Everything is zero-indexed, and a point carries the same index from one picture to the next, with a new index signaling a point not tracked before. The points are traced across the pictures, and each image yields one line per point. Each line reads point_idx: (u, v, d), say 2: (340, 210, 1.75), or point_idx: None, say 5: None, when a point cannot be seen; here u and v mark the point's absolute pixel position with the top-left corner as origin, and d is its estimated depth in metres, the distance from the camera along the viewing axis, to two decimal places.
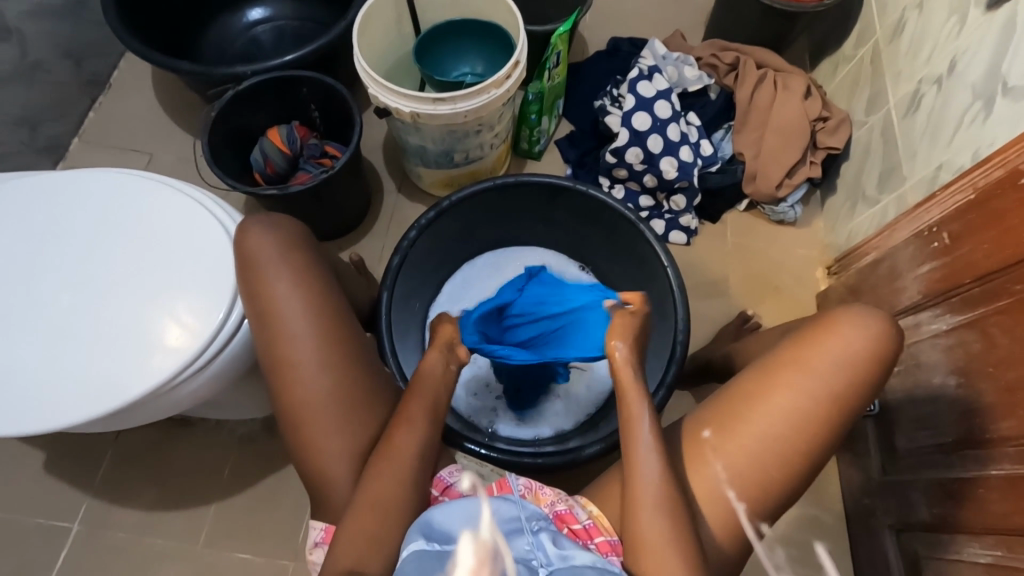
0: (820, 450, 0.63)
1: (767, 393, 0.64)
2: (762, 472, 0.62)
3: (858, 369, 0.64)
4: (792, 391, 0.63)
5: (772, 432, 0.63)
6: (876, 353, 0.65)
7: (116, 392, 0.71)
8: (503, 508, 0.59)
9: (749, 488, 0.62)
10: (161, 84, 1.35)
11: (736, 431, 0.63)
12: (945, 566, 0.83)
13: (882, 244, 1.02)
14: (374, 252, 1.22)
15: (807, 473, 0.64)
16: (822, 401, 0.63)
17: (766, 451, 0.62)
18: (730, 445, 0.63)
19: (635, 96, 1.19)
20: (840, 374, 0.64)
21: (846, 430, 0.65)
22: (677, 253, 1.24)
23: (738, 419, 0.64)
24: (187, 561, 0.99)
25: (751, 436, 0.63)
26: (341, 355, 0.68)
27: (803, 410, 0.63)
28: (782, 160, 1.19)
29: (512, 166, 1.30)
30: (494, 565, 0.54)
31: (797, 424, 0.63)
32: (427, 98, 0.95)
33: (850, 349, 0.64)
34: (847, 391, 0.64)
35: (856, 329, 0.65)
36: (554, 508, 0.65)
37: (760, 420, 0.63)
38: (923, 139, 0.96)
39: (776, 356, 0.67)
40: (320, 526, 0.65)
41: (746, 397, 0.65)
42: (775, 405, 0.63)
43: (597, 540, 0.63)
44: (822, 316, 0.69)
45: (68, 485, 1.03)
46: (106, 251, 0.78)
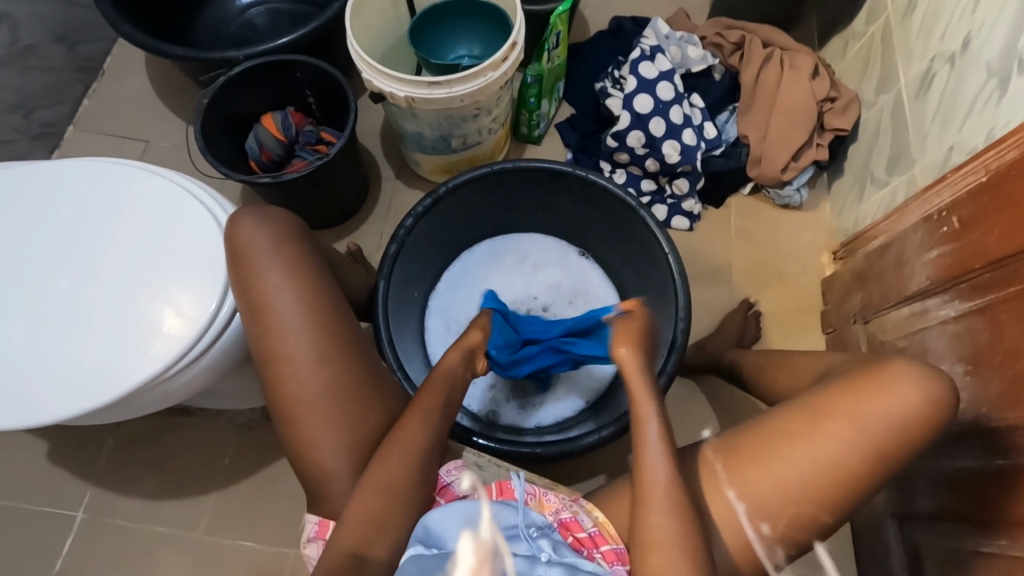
0: (846, 503, 0.61)
1: (805, 432, 0.62)
2: (785, 502, 0.61)
3: (909, 425, 0.61)
4: (830, 441, 0.61)
5: (804, 470, 0.61)
6: (930, 408, 0.62)
7: (110, 384, 0.70)
8: (503, 514, 0.61)
9: (766, 513, 0.61)
10: (155, 70, 1.33)
11: (764, 460, 0.62)
12: (948, 555, 0.82)
13: (891, 229, 0.99)
14: (372, 240, 1.21)
15: (828, 521, 0.62)
16: (860, 456, 0.60)
17: (788, 493, 0.61)
18: (756, 473, 0.62)
19: (637, 78, 1.16)
20: (888, 427, 0.61)
21: (881, 485, 0.62)
22: (680, 238, 1.21)
23: (766, 448, 0.62)
24: (189, 548, 1.00)
25: (778, 465, 0.61)
26: (334, 347, 0.67)
27: (842, 455, 0.61)
28: (788, 142, 1.16)
29: (511, 151, 1.28)
30: (494, 565, 0.56)
31: (827, 474, 0.60)
32: (422, 82, 0.93)
33: (902, 403, 0.61)
34: (893, 445, 0.61)
35: (912, 382, 0.62)
36: (558, 515, 0.65)
37: (789, 463, 0.61)
38: (935, 121, 0.93)
39: (820, 397, 0.64)
40: (315, 520, 0.65)
41: (781, 431, 0.63)
42: (813, 444, 0.61)
43: (602, 549, 0.63)
44: (876, 362, 0.66)
45: (70, 473, 1.04)
46: (97, 241, 0.78)
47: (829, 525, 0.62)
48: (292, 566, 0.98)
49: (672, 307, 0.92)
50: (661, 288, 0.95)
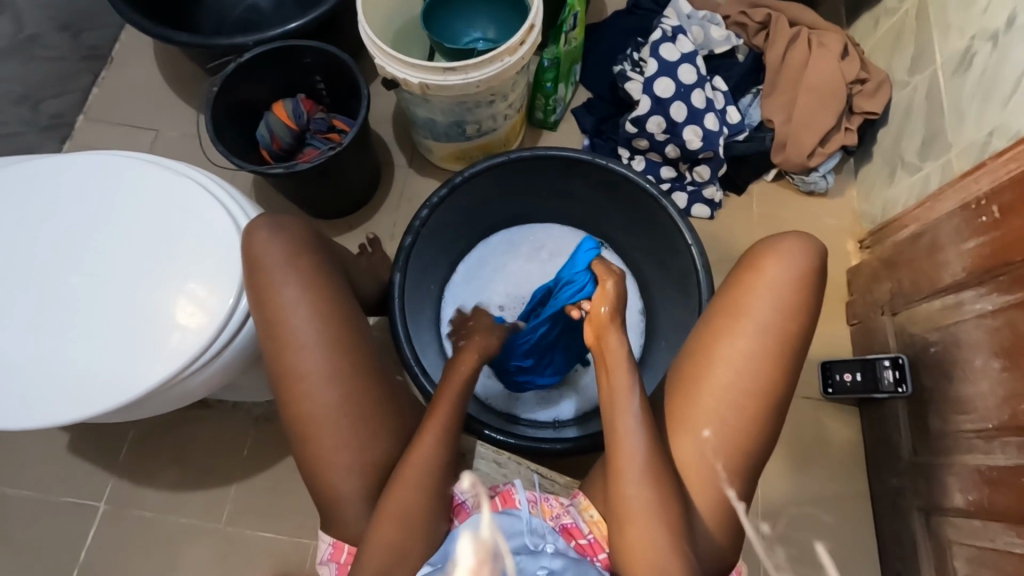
0: (783, 395, 0.63)
1: (712, 351, 0.64)
2: (745, 442, 0.62)
3: (794, 297, 0.64)
4: (737, 348, 0.63)
5: (731, 389, 0.62)
6: (804, 274, 0.65)
7: (129, 382, 0.70)
8: (506, 523, 0.61)
9: (736, 463, 0.62)
10: (163, 56, 1.31)
11: (697, 399, 0.63)
12: (977, 553, 0.80)
13: (923, 216, 0.95)
14: (386, 230, 1.19)
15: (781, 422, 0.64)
16: (768, 347, 0.63)
17: (742, 424, 0.62)
18: (696, 416, 0.63)
19: (657, 60, 1.12)
20: (775, 309, 0.64)
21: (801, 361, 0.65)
22: (700, 227, 1.18)
23: (694, 387, 0.64)
24: (211, 538, 1.01)
25: (711, 398, 0.63)
26: (352, 362, 0.66)
27: (753, 355, 0.63)
28: (815, 127, 1.11)
29: (526, 137, 1.25)
30: (493, 564, 0.56)
31: (751, 377, 0.62)
32: (436, 68, 0.90)
33: (776, 279, 0.65)
34: (788, 324, 0.64)
35: (776, 258, 0.65)
36: (560, 521, 0.65)
37: (719, 388, 0.63)
38: (974, 102, 0.89)
39: (714, 311, 0.67)
40: (329, 541, 0.65)
41: (696, 364, 0.65)
42: (724, 360, 0.63)
43: (601, 556, 0.63)
44: (745, 255, 0.69)
45: (92, 465, 1.05)
46: (112, 236, 0.76)
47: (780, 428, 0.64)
48: (311, 558, 0.99)
49: (694, 299, 0.89)
50: (682, 279, 0.93)
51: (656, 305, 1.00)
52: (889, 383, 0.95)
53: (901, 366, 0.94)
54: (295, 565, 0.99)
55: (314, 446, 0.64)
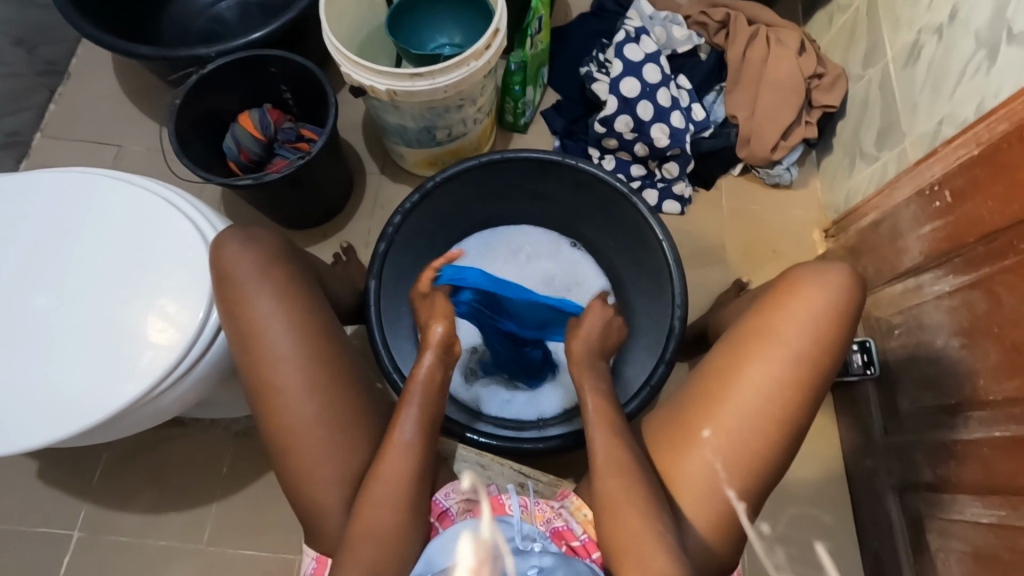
0: (800, 418, 0.64)
1: (738, 368, 0.65)
2: (751, 455, 0.63)
3: (827, 327, 0.65)
4: (763, 365, 0.64)
5: (751, 406, 0.63)
6: (841, 307, 0.66)
7: (98, 404, 0.68)
8: (500, 529, 0.62)
9: (739, 468, 0.63)
10: (123, 70, 1.28)
11: (715, 410, 0.64)
12: (948, 526, 0.83)
13: (882, 204, 0.99)
14: (361, 238, 1.18)
15: (793, 442, 0.65)
16: (792, 370, 0.64)
17: (750, 435, 0.63)
18: (710, 426, 0.64)
19: (623, 61, 1.14)
20: (808, 336, 0.64)
21: (824, 390, 0.66)
22: (672, 222, 1.20)
23: (714, 399, 0.64)
24: (192, 559, 0.98)
25: (729, 410, 0.64)
26: (329, 370, 0.66)
27: (780, 378, 0.64)
28: (776, 121, 1.14)
29: (497, 141, 1.26)
30: (493, 564, 0.56)
31: (770, 396, 0.63)
32: (403, 74, 0.90)
33: (812, 308, 0.65)
34: (818, 351, 0.64)
35: (815, 286, 0.66)
36: (551, 525, 0.65)
37: (737, 400, 0.64)
38: (924, 93, 0.93)
39: (744, 329, 0.67)
40: (313, 557, 0.64)
41: (719, 374, 0.66)
42: (750, 378, 0.64)
43: (594, 556, 0.64)
44: (784, 278, 0.69)
45: (63, 492, 1.02)
46: (75, 255, 0.74)
47: (794, 450, 0.65)
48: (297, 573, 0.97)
49: (669, 297, 0.90)
50: (657, 274, 0.94)
51: (632, 299, 1.02)
52: (858, 365, 0.98)
53: (868, 349, 0.97)
54: None
55: (295, 457, 0.63)
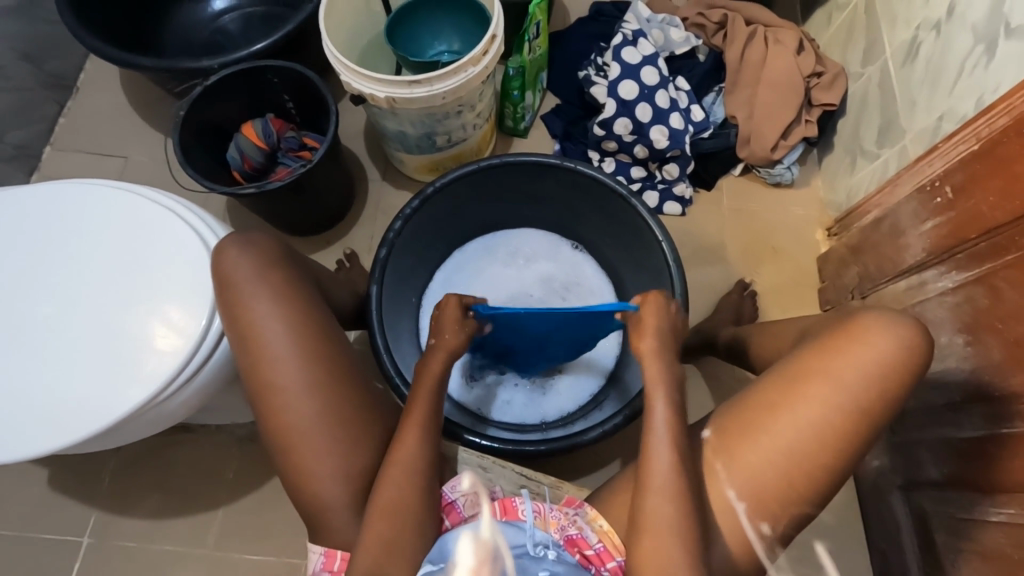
0: (841, 463, 0.62)
1: (790, 403, 0.62)
2: (778, 487, 0.61)
3: (890, 379, 0.62)
4: (818, 403, 0.61)
5: (795, 443, 0.61)
6: (908, 360, 0.62)
7: (103, 410, 0.69)
8: (510, 534, 0.62)
9: (767, 501, 0.62)
10: (131, 83, 1.30)
11: (756, 443, 0.62)
12: (957, 526, 0.82)
13: (884, 201, 0.99)
14: (363, 244, 1.19)
15: (828, 486, 0.62)
16: (846, 414, 0.61)
17: (785, 468, 0.61)
18: (748, 456, 0.62)
19: (621, 64, 1.14)
20: (869, 385, 0.61)
21: (872, 442, 0.63)
22: (673, 223, 1.20)
23: (757, 429, 0.62)
24: (198, 565, 0.99)
25: (771, 442, 0.62)
26: (329, 375, 0.66)
27: (831, 421, 0.61)
28: (775, 120, 1.14)
29: (498, 146, 1.27)
30: (493, 565, 0.59)
31: (818, 435, 0.61)
32: (402, 81, 0.91)
33: (878, 357, 0.62)
34: (875, 401, 0.61)
35: (883, 333, 0.63)
36: (565, 532, 0.64)
37: (782, 433, 0.61)
38: (924, 89, 0.92)
39: (799, 363, 0.64)
40: (320, 552, 0.64)
41: (768, 404, 0.63)
42: (800, 416, 0.61)
43: (608, 565, 0.63)
44: (851, 317, 0.66)
45: (73, 498, 1.03)
46: (81, 265, 0.76)
47: (828, 494, 0.63)
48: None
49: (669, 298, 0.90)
50: (657, 275, 0.94)
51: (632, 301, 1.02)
52: None
53: None
54: None
55: (296, 458, 0.64)
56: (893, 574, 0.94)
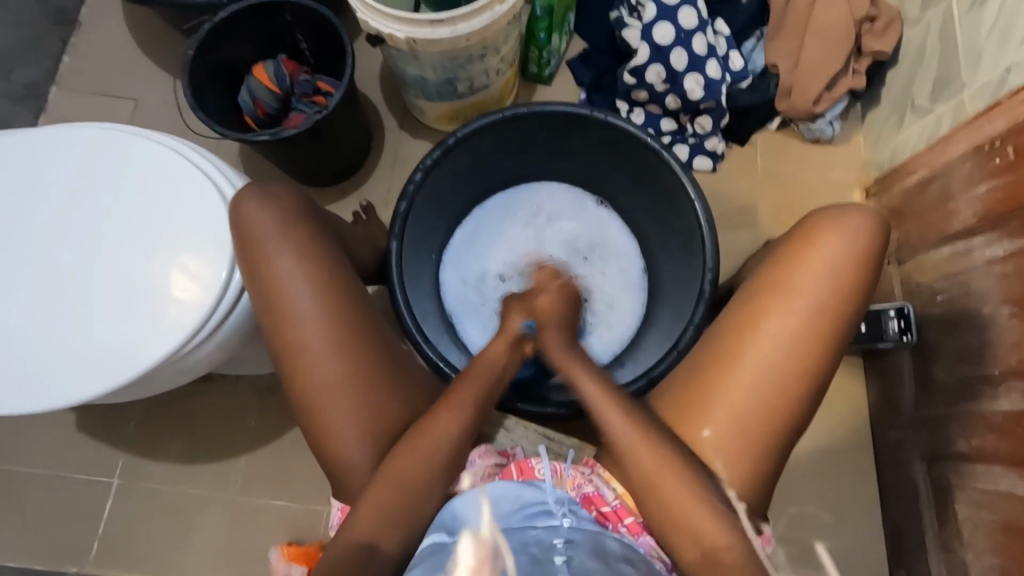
0: (820, 372, 0.63)
1: (756, 323, 0.64)
2: (761, 417, 0.62)
3: (849, 275, 0.64)
4: (781, 315, 0.63)
5: (769, 360, 0.62)
6: (863, 254, 0.64)
7: (128, 362, 0.69)
8: (529, 493, 0.62)
9: (754, 426, 0.62)
10: (135, 19, 1.24)
11: (732, 372, 0.63)
12: (978, 497, 0.82)
13: (932, 161, 0.93)
14: (380, 196, 1.16)
15: (812, 401, 0.63)
16: (811, 320, 0.63)
17: (764, 389, 0.62)
18: (728, 386, 0.63)
19: (657, 4, 1.05)
20: (828, 286, 0.63)
21: (845, 345, 0.64)
22: (703, 180, 1.15)
23: (730, 357, 0.63)
24: (225, 508, 1.03)
25: (747, 370, 0.62)
26: (355, 338, 0.65)
27: (799, 330, 0.62)
28: (822, 70, 1.06)
29: (520, 93, 1.20)
30: (493, 564, 0.56)
31: (788, 347, 0.62)
32: (424, 20, 0.85)
33: (830, 257, 0.64)
34: (839, 300, 0.63)
35: (832, 235, 0.64)
36: (581, 490, 0.64)
37: (753, 355, 0.63)
38: (991, 38, 0.84)
39: (759, 283, 0.66)
40: (338, 507, 0.67)
41: (739, 333, 0.64)
42: (767, 333, 0.63)
43: (626, 522, 0.63)
44: (805, 225, 0.68)
45: (102, 443, 1.06)
46: (96, 214, 0.74)
47: (815, 407, 0.64)
48: (325, 523, 1.01)
49: (700, 258, 0.87)
50: (686, 236, 0.90)
51: (658, 261, 0.99)
52: (894, 332, 0.94)
53: (906, 315, 0.93)
54: (309, 527, 1.01)
55: (321, 417, 0.64)
56: (905, 539, 0.95)
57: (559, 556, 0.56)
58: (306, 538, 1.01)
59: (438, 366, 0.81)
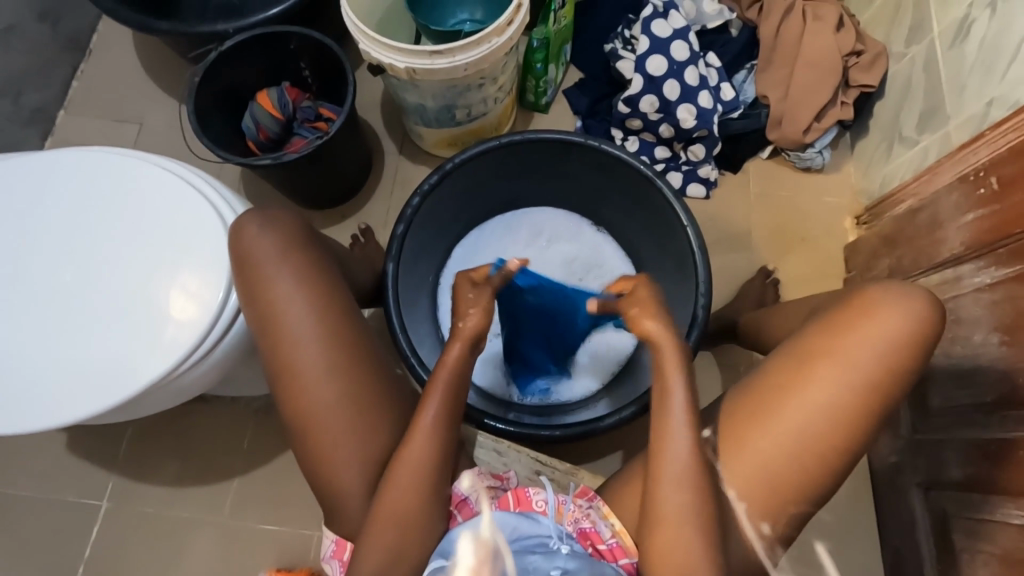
0: (855, 444, 0.61)
1: (800, 386, 0.62)
2: (786, 478, 0.61)
3: (902, 353, 0.61)
4: (828, 383, 0.61)
5: (807, 426, 0.61)
6: (919, 333, 0.62)
7: (122, 382, 0.69)
8: (524, 526, 0.61)
9: (778, 484, 0.61)
10: (144, 46, 1.27)
11: (766, 429, 0.61)
12: (977, 527, 0.81)
13: (921, 190, 0.95)
14: (379, 218, 1.17)
15: (840, 471, 0.62)
16: (857, 392, 0.61)
17: (794, 452, 0.61)
18: (759, 441, 0.61)
19: (650, 37, 1.09)
20: (879, 360, 0.61)
21: (886, 421, 0.62)
22: (697, 207, 1.17)
23: (766, 415, 0.62)
24: (214, 532, 1.01)
25: (783, 432, 0.61)
26: (350, 360, 0.65)
27: (843, 401, 0.61)
28: (811, 101, 1.09)
29: (518, 121, 1.23)
30: (493, 564, 0.57)
31: (828, 416, 0.60)
32: (423, 51, 0.87)
33: (888, 332, 0.61)
34: (888, 377, 0.61)
35: (895, 310, 0.62)
36: (578, 525, 0.63)
37: (791, 418, 0.61)
38: (973, 73, 0.87)
39: (806, 344, 0.64)
40: (331, 539, 0.66)
41: (779, 392, 0.62)
42: (809, 396, 0.61)
43: (621, 561, 0.62)
44: (863, 293, 0.65)
45: (91, 464, 1.05)
46: (96, 235, 0.75)
47: (845, 475, 0.62)
48: (315, 548, 0.99)
49: (692, 281, 0.88)
50: (679, 260, 0.92)
51: None
52: None
53: None
54: (298, 554, 0.99)
55: (314, 439, 0.64)
56: (905, 570, 0.93)
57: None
58: (296, 564, 0.99)
59: None
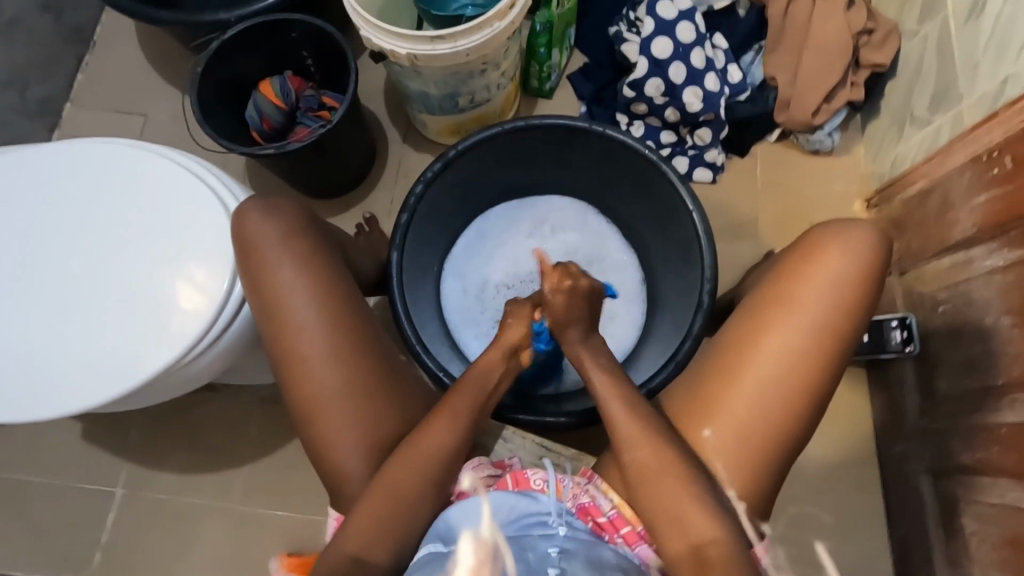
0: (822, 388, 0.63)
1: (758, 339, 0.64)
2: (763, 437, 0.62)
3: (850, 290, 0.63)
4: (783, 331, 0.63)
5: (772, 376, 0.62)
6: (865, 269, 0.64)
7: (132, 370, 0.70)
8: (523, 504, 0.62)
9: (757, 442, 0.62)
10: (147, 37, 1.27)
11: (735, 389, 0.63)
12: (984, 511, 0.81)
13: (932, 171, 0.93)
14: (383, 207, 1.17)
15: (813, 417, 0.63)
16: (813, 336, 0.62)
17: (766, 408, 0.62)
18: (730, 402, 0.63)
19: (655, 19, 1.07)
20: (830, 301, 0.63)
21: (847, 359, 0.64)
22: (703, 192, 1.16)
23: (734, 372, 0.63)
24: (225, 518, 1.03)
25: (750, 387, 0.62)
26: (353, 347, 0.66)
27: (801, 346, 0.62)
28: (821, 83, 1.06)
29: (522, 107, 1.22)
30: (493, 564, 0.56)
31: (791, 364, 0.62)
32: (425, 37, 0.86)
33: (834, 272, 0.64)
34: (841, 317, 0.63)
35: (836, 250, 0.64)
36: (578, 501, 0.63)
37: (755, 372, 0.63)
38: (987, 50, 0.85)
39: (761, 299, 0.66)
40: (335, 516, 0.66)
41: (741, 349, 0.64)
42: (768, 348, 0.63)
43: (622, 532, 0.63)
44: (807, 241, 0.68)
45: (105, 452, 1.07)
46: (102, 225, 0.76)
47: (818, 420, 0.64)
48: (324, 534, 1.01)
49: (698, 264, 0.88)
50: (684, 245, 0.91)
51: (659, 272, 0.99)
52: (896, 343, 0.94)
53: (909, 326, 0.94)
54: (308, 539, 1.01)
55: (320, 426, 0.64)
56: (911, 555, 0.93)
57: (554, 567, 0.55)
58: (306, 548, 1.01)
59: (435, 375, 0.82)
